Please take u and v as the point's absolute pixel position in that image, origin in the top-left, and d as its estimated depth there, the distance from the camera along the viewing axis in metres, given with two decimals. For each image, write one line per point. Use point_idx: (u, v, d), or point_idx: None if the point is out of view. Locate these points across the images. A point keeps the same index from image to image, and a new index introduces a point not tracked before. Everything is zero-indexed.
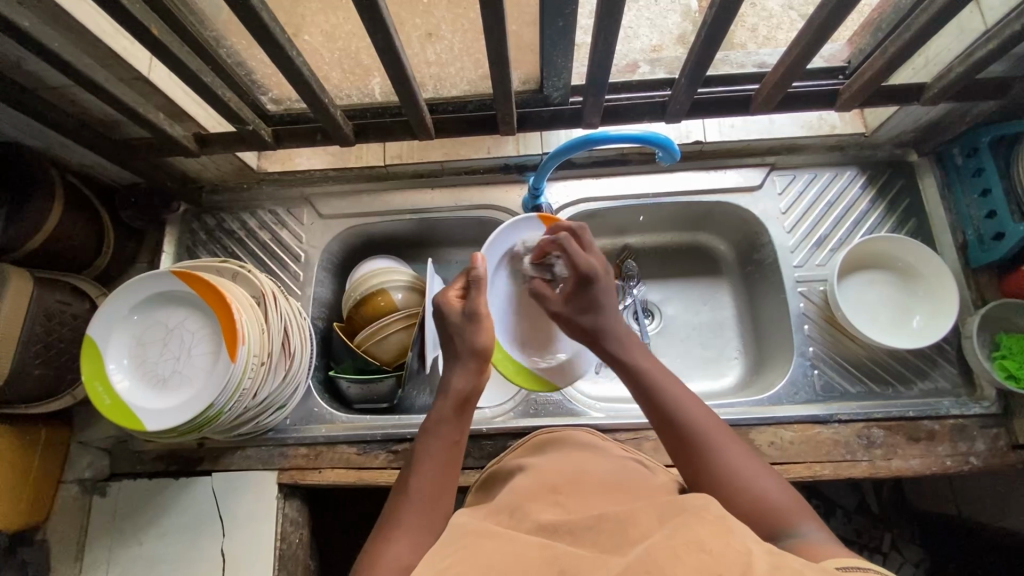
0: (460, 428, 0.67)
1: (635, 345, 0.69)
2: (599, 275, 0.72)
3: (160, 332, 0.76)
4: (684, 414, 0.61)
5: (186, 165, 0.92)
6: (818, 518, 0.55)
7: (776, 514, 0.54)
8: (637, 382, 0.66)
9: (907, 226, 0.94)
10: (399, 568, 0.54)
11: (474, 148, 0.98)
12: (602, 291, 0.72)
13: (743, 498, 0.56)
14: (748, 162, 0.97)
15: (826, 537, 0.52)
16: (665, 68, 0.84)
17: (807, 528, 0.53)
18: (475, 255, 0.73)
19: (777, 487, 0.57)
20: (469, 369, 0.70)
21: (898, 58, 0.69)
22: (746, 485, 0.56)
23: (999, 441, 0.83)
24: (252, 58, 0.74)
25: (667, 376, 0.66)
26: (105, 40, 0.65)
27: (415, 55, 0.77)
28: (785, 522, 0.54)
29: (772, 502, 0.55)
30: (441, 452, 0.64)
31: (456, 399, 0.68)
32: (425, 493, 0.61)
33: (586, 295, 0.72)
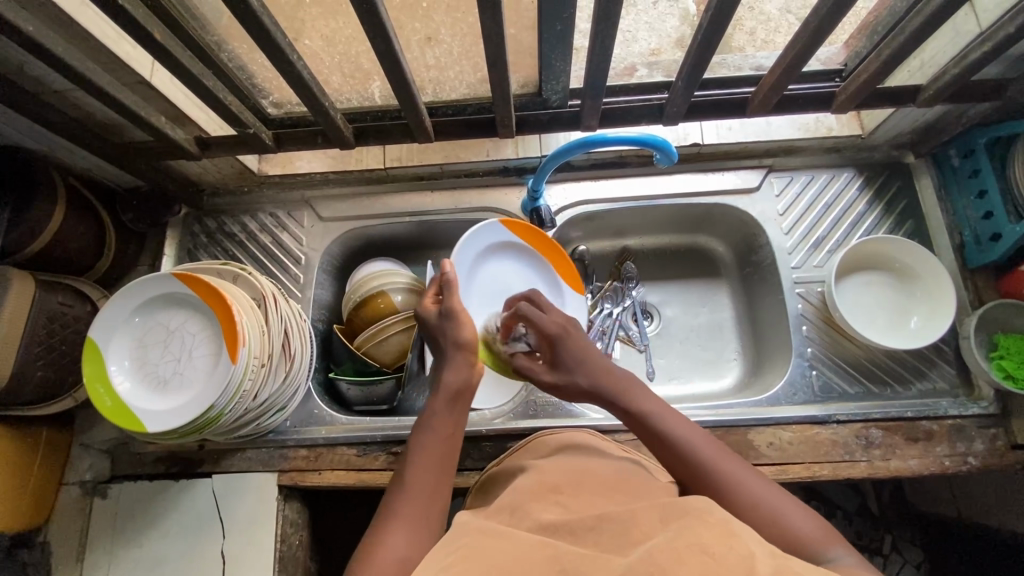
0: (453, 419, 0.68)
1: (636, 390, 0.69)
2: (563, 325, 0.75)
3: (161, 333, 0.76)
4: (696, 451, 0.62)
5: (187, 168, 0.92)
6: (847, 543, 0.54)
7: (809, 542, 0.53)
8: (648, 431, 0.65)
9: (905, 227, 0.95)
10: (398, 560, 0.54)
11: (474, 151, 0.99)
12: (573, 338, 0.74)
13: (770, 530, 0.55)
14: (745, 164, 0.97)
15: (857, 560, 0.51)
16: (663, 71, 0.85)
17: (839, 553, 0.52)
18: (445, 262, 0.77)
19: (805, 515, 0.56)
20: (457, 362, 0.71)
21: (893, 61, 0.69)
22: (769, 515, 0.56)
23: (997, 441, 0.84)
24: (253, 62, 0.75)
25: (676, 420, 0.66)
26: (108, 44, 0.65)
27: (414, 59, 0.78)
28: (818, 550, 0.53)
29: (803, 530, 0.54)
30: (435, 446, 0.65)
31: (449, 391, 0.69)
32: (423, 488, 0.62)
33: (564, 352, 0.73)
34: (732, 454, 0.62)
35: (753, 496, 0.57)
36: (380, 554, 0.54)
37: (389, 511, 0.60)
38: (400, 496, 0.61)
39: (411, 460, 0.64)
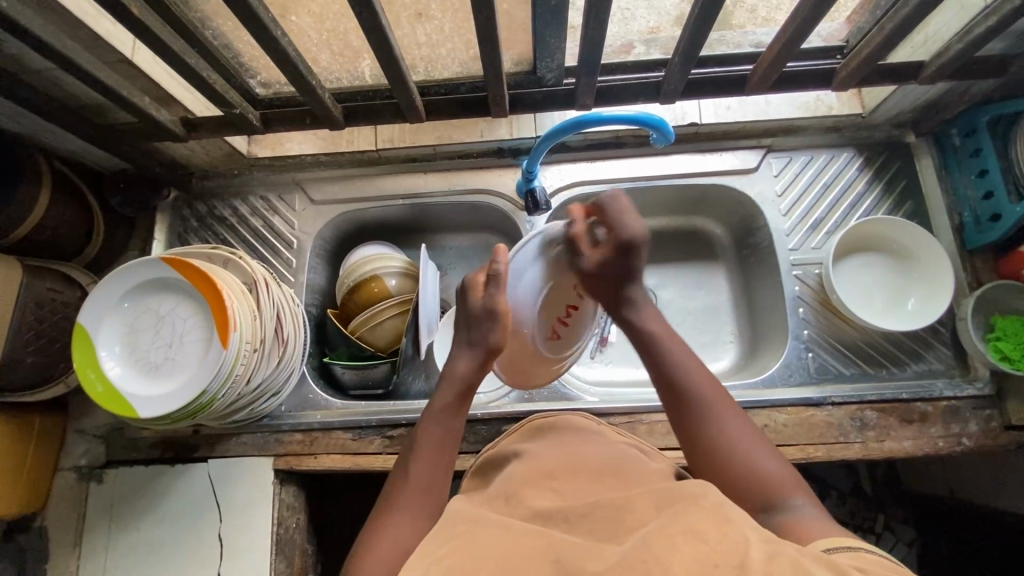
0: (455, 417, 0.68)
1: (651, 312, 0.71)
2: (640, 241, 0.67)
3: (151, 319, 0.76)
4: (686, 377, 0.64)
5: (174, 150, 0.90)
6: (813, 494, 0.57)
7: (771, 487, 0.57)
8: (646, 346, 0.68)
9: (904, 209, 0.94)
10: (401, 552, 0.56)
11: (468, 131, 0.97)
12: (641, 257, 0.68)
13: (737, 467, 0.58)
14: (744, 144, 0.96)
15: (817, 513, 0.54)
16: (660, 49, 0.81)
17: (799, 503, 0.55)
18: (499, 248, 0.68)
19: (775, 460, 0.59)
20: (475, 358, 0.69)
21: (895, 35, 0.68)
22: (739, 453, 0.59)
23: (992, 422, 0.84)
24: (239, 40, 0.72)
25: (678, 345, 0.68)
26: (86, 19, 0.63)
27: (405, 35, 0.75)
28: (777, 494, 0.56)
29: (766, 473, 0.58)
30: (440, 437, 0.66)
31: (461, 386, 0.69)
32: (426, 481, 0.63)
33: (625, 263, 0.68)
34: (718, 388, 0.64)
35: (727, 436, 0.60)
36: (385, 546, 0.57)
37: (393, 502, 0.62)
38: (401, 486, 0.63)
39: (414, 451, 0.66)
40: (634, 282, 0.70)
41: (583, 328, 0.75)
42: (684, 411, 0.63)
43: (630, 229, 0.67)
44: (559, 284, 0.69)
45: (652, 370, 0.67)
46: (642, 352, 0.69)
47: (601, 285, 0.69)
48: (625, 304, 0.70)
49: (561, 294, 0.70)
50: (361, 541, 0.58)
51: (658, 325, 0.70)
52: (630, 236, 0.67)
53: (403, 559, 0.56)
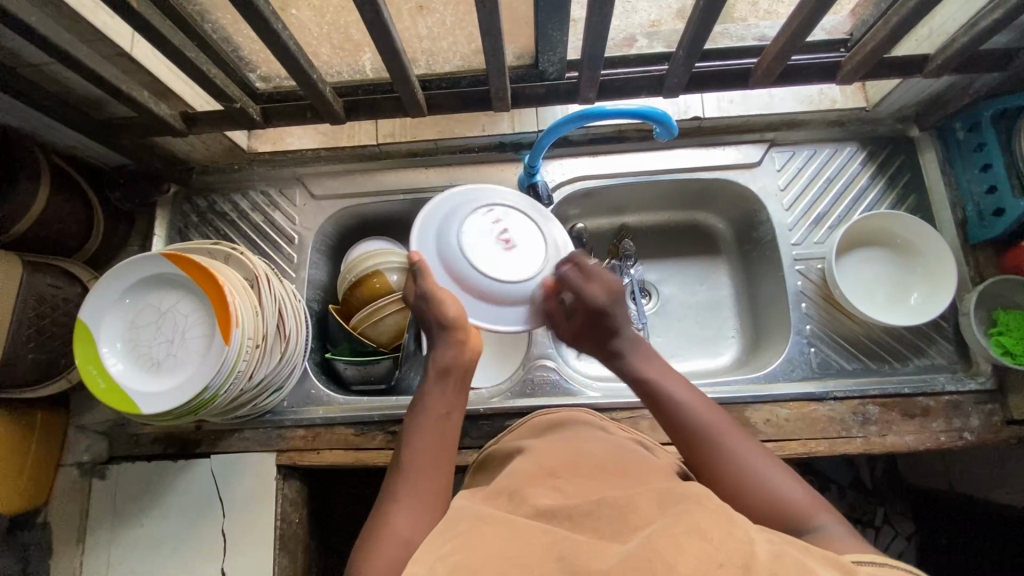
0: (448, 399, 0.71)
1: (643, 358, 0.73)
2: (614, 297, 0.75)
3: (152, 314, 0.75)
4: (693, 413, 0.65)
5: (174, 145, 0.90)
6: (834, 512, 0.56)
7: (794, 511, 0.55)
8: (649, 394, 0.69)
9: (906, 203, 0.94)
10: (402, 540, 0.56)
11: (469, 126, 0.96)
12: (619, 310, 0.75)
13: (758, 498, 0.57)
14: (747, 138, 0.95)
15: (842, 530, 0.54)
16: (664, 42, 0.81)
17: (825, 522, 0.54)
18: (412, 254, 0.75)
19: (794, 483, 0.58)
20: (447, 340, 0.72)
21: (900, 28, 0.67)
22: (758, 483, 0.58)
23: (993, 417, 0.84)
24: (238, 33, 0.72)
25: (682, 387, 0.69)
26: (84, 12, 0.62)
27: (406, 29, 0.75)
28: (803, 517, 0.55)
29: (787, 496, 0.57)
30: (433, 423, 0.68)
31: (440, 367, 0.72)
32: (423, 467, 0.64)
33: (604, 320, 0.75)
34: (726, 420, 0.65)
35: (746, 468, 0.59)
36: (387, 534, 0.57)
37: (393, 492, 0.62)
38: (398, 475, 0.63)
39: (408, 441, 0.67)
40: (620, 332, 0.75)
41: (525, 237, 0.77)
42: (698, 451, 0.63)
43: (602, 286, 0.75)
44: (471, 230, 0.75)
45: (657, 412, 0.68)
46: (645, 399, 0.70)
47: (589, 337, 0.76)
48: (616, 356, 0.74)
49: (478, 232, 0.75)
50: (364, 532, 0.58)
51: (655, 369, 0.72)
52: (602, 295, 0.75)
53: (405, 547, 0.55)
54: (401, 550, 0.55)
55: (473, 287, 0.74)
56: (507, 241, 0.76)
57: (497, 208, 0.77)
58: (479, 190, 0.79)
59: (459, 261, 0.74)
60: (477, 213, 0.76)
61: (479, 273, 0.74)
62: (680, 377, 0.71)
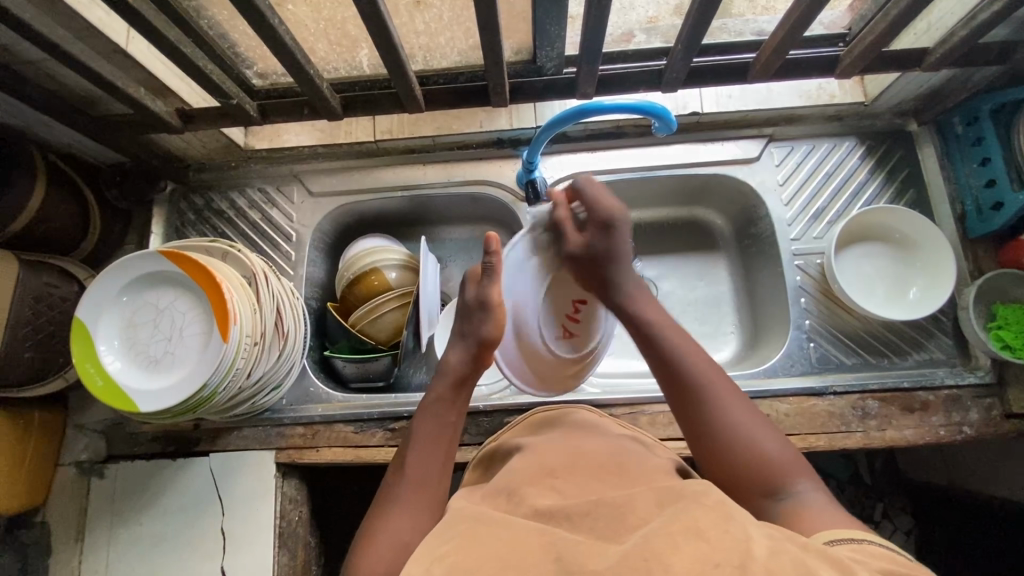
0: (454, 407, 0.70)
1: (641, 296, 0.73)
2: (619, 219, 0.74)
3: (150, 313, 0.75)
4: (684, 358, 0.65)
5: (171, 142, 0.89)
6: (816, 478, 0.57)
7: (774, 470, 0.57)
8: (645, 338, 0.69)
9: (906, 197, 0.93)
10: (400, 544, 0.56)
11: (467, 122, 0.96)
12: (622, 237, 0.74)
13: (734, 450, 0.59)
14: (746, 133, 0.95)
15: (819, 495, 0.55)
16: (661, 38, 0.80)
17: (803, 486, 0.55)
18: (491, 237, 0.71)
19: (776, 441, 0.59)
20: (469, 350, 0.72)
21: (899, 21, 0.67)
22: (741, 434, 0.59)
23: (993, 411, 0.84)
24: (234, 29, 0.71)
25: (678, 332, 0.69)
26: (78, 9, 0.62)
27: (403, 24, 0.74)
28: (781, 478, 0.56)
29: (769, 454, 0.58)
30: (438, 426, 0.68)
31: (455, 377, 0.71)
32: (425, 472, 0.64)
33: (606, 243, 0.73)
34: (717, 369, 0.65)
35: (733, 421, 0.60)
36: (383, 537, 0.57)
37: (395, 492, 0.62)
38: (402, 476, 0.64)
39: (413, 442, 0.67)
40: (617, 262, 0.73)
41: (595, 324, 0.80)
42: (686, 397, 0.64)
43: (607, 209, 0.73)
44: (562, 283, 0.78)
45: (648, 355, 0.68)
46: (641, 342, 0.70)
47: (585, 265, 0.73)
48: (613, 289, 0.72)
49: (565, 293, 0.78)
50: (363, 532, 0.59)
51: (652, 311, 0.71)
52: (605, 214, 0.73)
53: (403, 551, 0.56)
54: (399, 553, 0.55)
55: (524, 330, 0.77)
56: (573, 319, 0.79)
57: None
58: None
59: (535, 297, 0.77)
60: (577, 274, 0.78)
61: (537, 324, 0.77)
62: (677, 324, 0.70)
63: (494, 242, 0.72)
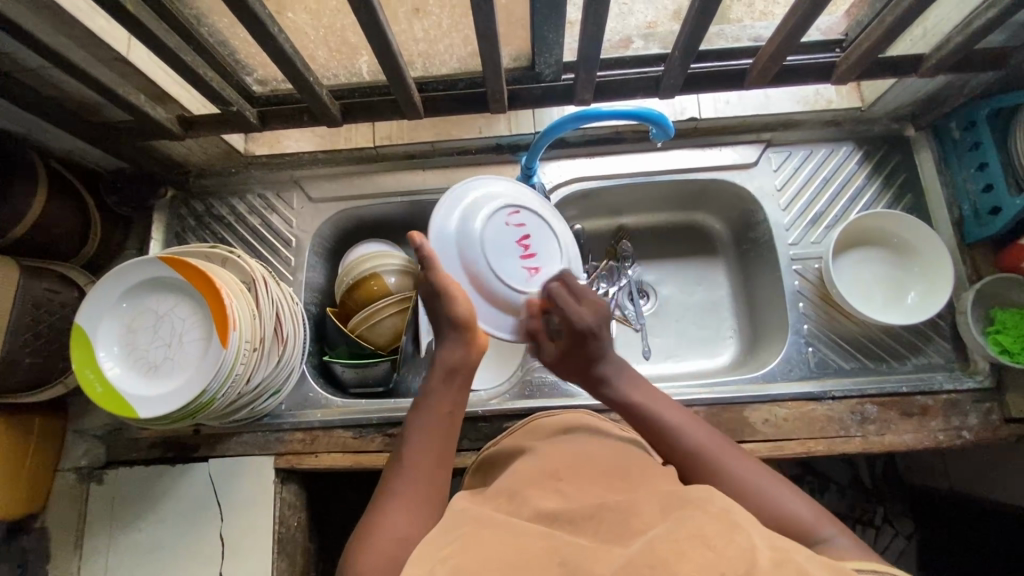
0: (452, 397, 0.70)
1: (631, 380, 0.74)
2: (591, 326, 0.74)
3: (150, 317, 0.75)
4: (685, 432, 0.66)
5: (171, 149, 0.90)
6: (839, 522, 0.57)
7: (804, 529, 0.56)
8: (644, 426, 0.68)
9: (902, 202, 0.94)
10: (399, 537, 0.56)
11: (466, 127, 0.96)
12: (598, 340, 0.74)
13: (762, 513, 0.58)
14: (744, 139, 0.96)
15: (851, 541, 0.54)
16: (659, 44, 0.81)
17: (834, 534, 0.55)
18: (412, 234, 0.70)
19: (794, 497, 0.59)
20: (455, 338, 0.73)
21: (895, 28, 0.67)
22: (760, 497, 0.59)
23: (992, 415, 0.84)
24: (235, 37, 0.72)
25: (670, 408, 0.70)
26: (80, 17, 0.62)
27: (402, 31, 0.75)
28: (812, 533, 0.56)
29: (792, 512, 0.57)
30: (438, 418, 0.68)
31: (447, 367, 0.71)
32: (422, 466, 0.64)
33: (585, 351, 0.74)
34: (718, 438, 0.65)
35: (749, 490, 0.60)
36: (383, 530, 0.57)
37: (392, 486, 0.62)
38: (400, 470, 0.64)
39: (410, 435, 0.67)
40: (603, 360, 0.74)
41: (545, 245, 0.80)
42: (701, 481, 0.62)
43: (581, 320, 0.74)
44: (493, 228, 0.77)
45: (650, 438, 0.68)
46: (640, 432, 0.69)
47: (573, 368, 0.76)
48: (602, 384, 0.73)
49: (503, 235, 0.77)
50: (360, 526, 0.59)
51: (643, 391, 0.72)
52: (580, 326, 0.74)
53: (402, 544, 0.55)
54: (398, 546, 0.55)
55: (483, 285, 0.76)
56: (528, 252, 0.79)
57: (522, 212, 0.80)
58: (499, 184, 0.81)
59: (477, 256, 0.76)
60: (502, 211, 0.78)
61: (495, 274, 0.76)
62: (669, 402, 0.71)
63: (422, 239, 0.70)
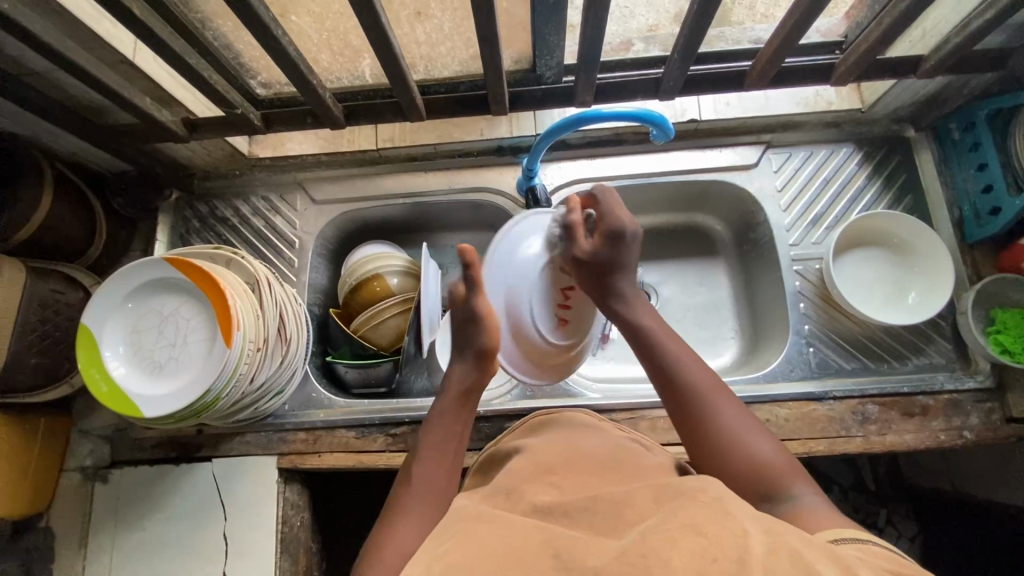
0: (460, 420, 0.72)
1: (640, 305, 0.72)
2: (629, 232, 0.71)
3: (155, 320, 0.76)
4: (684, 365, 0.65)
5: (176, 151, 0.91)
6: (812, 482, 0.58)
7: (773, 478, 0.57)
8: (645, 348, 0.68)
9: (903, 203, 0.94)
10: (406, 552, 0.57)
11: (468, 129, 0.97)
12: (630, 250, 0.72)
13: (734, 454, 0.59)
14: (744, 140, 0.96)
15: (818, 501, 0.55)
16: (659, 46, 0.81)
17: (801, 491, 0.56)
18: (464, 248, 0.69)
19: (773, 449, 0.59)
20: (470, 362, 0.73)
21: (892, 29, 0.68)
22: (740, 440, 0.60)
23: (992, 415, 0.84)
24: (238, 40, 0.73)
25: (676, 339, 0.69)
26: (86, 21, 0.63)
27: (404, 35, 0.75)
28: (779, 485, 0.57)
29: (767, 461, 0.58)
30: (444, 437, 0.70)
31: (459, 390, 0.73)
32: (429, 487, 0.65)
33: (612, 254, 0.71)
34: (715, 380, 0.65)
35: (730, 431, 0.60)
36: (390, 547, 0.57)
37: (402, 504, 0.63)
38: (410, 488, 0.65)
39: (419, 454, 0.68)
40: (624, 272, 0.72)
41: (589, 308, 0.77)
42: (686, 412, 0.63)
43: (617, 220, 0.71)
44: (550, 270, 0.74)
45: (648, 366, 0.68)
46: (641, 354, 0.69)
47: (591, 272, 0.71)
48: (616, 297, 0.71)
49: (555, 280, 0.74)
50: (371, 542, 0.60)
51: (652, 320, 0.71)
52: (618, 229, 0.70)
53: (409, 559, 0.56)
54: (405, 560, 0.56)
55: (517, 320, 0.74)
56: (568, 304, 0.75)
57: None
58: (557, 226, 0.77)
59: (523, 299, 0.73)
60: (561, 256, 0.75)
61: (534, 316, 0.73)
62: (676, 334, 0.70)
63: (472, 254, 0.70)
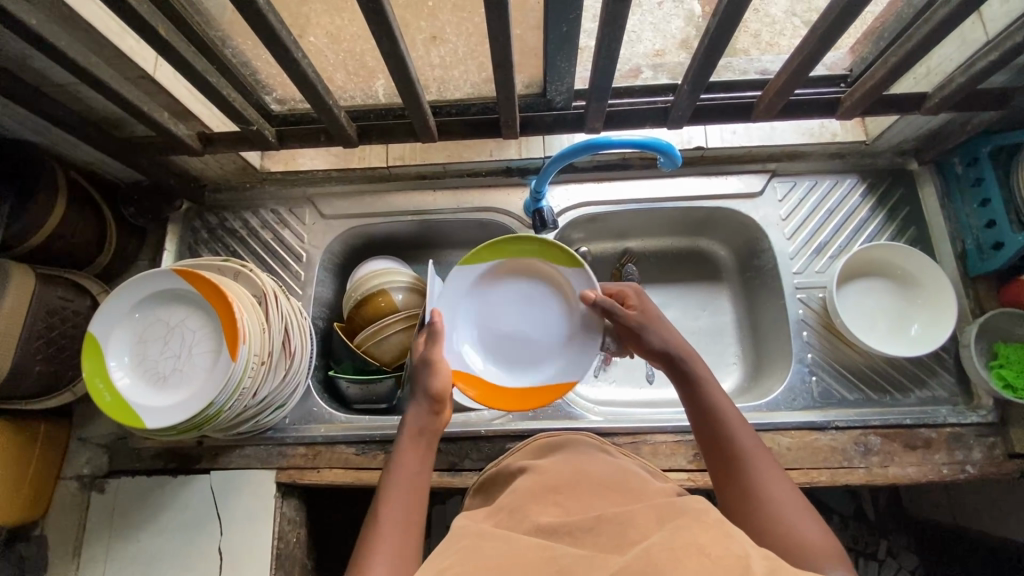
0: (420, 458, 0.69)
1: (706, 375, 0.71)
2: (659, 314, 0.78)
3: (160, 329, 0.76)
4: (733, 432, 0.64)
5: (188, 163, 0.92)
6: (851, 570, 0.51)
7: (804, 554, 0.52)
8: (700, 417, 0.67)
9: (906, 235, 0.95)
10: None
11: (477, 150, 0.99)
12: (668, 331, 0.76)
13: (768, 523, 0.56)
14: (749, 169, 0.97)
15: None
16: (667, 74, 0.83)
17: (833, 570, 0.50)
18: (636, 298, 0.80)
19: (812, 527, 0.55)
20: (425, 407, 0.74)
21: (899, 67, 0.69)
22: (776, 514, 0.56)
23: (995, 450, 0.84)
24: (257, 58, 0.74)
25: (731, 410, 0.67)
26: (112, 39, 0.65)
27: (419, 58, 0.77)
28: (811, 560, 0.52)
29: (800, 538, 0.54)
30: (405, 477, 0.67)
31: (414, 430, 0.72)
32: (396, 527, 0.62)
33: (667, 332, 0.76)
34: (761, 453, 0.63)
35: (765, 503, 0.58)
36: None
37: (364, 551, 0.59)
38: (377, 530, 0.61)
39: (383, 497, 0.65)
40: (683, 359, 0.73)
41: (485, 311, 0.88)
42: (730, 481, 0.61)
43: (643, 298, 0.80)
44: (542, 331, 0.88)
45: (701, 432, 0.67)
46: (696, 418, 0.68)
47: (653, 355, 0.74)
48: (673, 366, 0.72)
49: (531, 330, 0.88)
50: None
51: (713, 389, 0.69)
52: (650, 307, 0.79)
53: None
54: None
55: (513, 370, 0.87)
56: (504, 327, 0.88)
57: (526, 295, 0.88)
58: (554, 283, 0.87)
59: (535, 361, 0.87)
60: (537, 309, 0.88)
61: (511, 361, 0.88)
62: (735, 408, 0.67)
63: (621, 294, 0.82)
